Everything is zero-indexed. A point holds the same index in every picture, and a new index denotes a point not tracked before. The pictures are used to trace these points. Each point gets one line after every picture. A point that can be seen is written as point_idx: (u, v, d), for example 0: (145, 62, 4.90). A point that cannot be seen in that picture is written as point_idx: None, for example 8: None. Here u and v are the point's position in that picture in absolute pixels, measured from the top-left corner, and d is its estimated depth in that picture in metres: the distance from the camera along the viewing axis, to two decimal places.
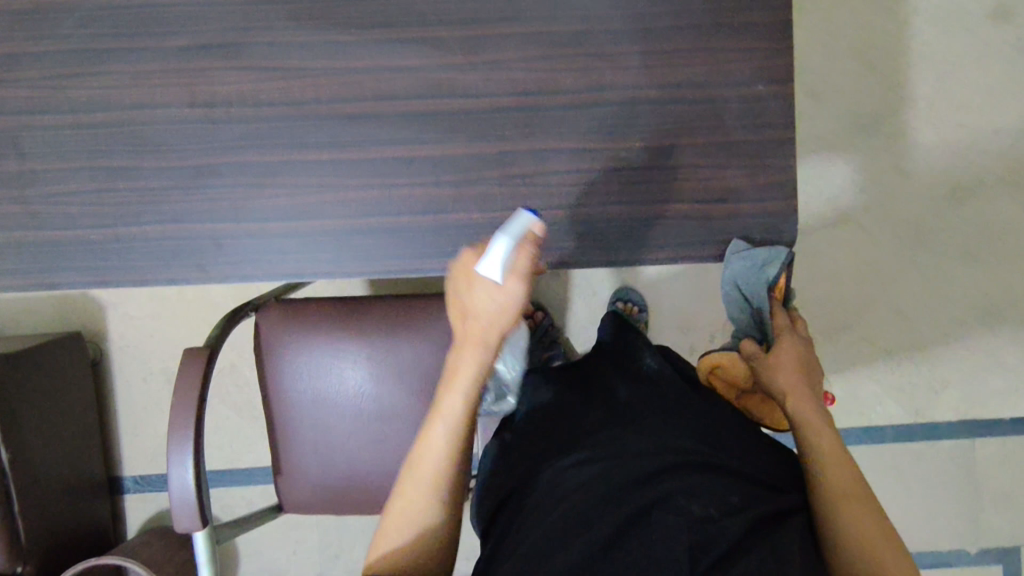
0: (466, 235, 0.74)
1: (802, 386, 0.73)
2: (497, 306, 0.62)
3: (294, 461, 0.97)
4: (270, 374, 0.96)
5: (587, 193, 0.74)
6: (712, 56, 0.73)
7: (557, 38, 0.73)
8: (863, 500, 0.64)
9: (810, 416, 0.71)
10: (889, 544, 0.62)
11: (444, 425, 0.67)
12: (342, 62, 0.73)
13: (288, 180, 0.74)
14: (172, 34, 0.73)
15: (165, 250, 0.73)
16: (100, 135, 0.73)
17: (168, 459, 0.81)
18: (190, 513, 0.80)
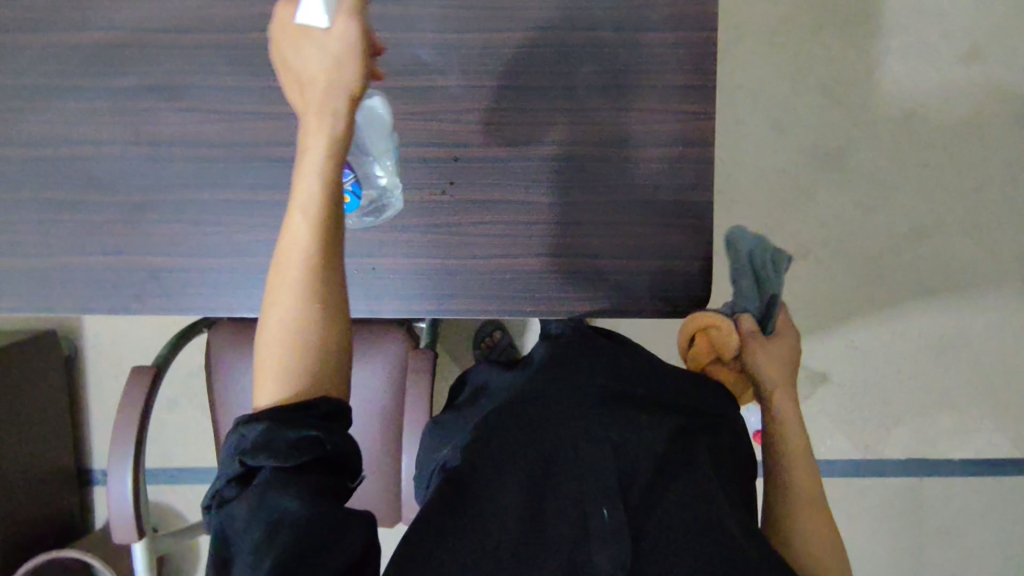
0: (389, 281, 0.77)
1: (788, 380, 0.75)
2: (333, 47, 0.59)
3: None
4: (215, 394, 1.01)
5: (510, 244, 0.77)
6: (633, 116, 0.76)
7: (484, 92, 0.76)
8: (813, 497, 0.69)
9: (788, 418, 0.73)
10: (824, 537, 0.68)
11: (304, 204, 0.57)
12: (278, 108, 0.76)
13: (223, 220, 0.77)
14: (119, 74, 0.76)
15: (105, 281, 0.77)
16: (47, 167, 0.77)
17: (108, 475, 0.87)
18: (127, 528, 0.88)
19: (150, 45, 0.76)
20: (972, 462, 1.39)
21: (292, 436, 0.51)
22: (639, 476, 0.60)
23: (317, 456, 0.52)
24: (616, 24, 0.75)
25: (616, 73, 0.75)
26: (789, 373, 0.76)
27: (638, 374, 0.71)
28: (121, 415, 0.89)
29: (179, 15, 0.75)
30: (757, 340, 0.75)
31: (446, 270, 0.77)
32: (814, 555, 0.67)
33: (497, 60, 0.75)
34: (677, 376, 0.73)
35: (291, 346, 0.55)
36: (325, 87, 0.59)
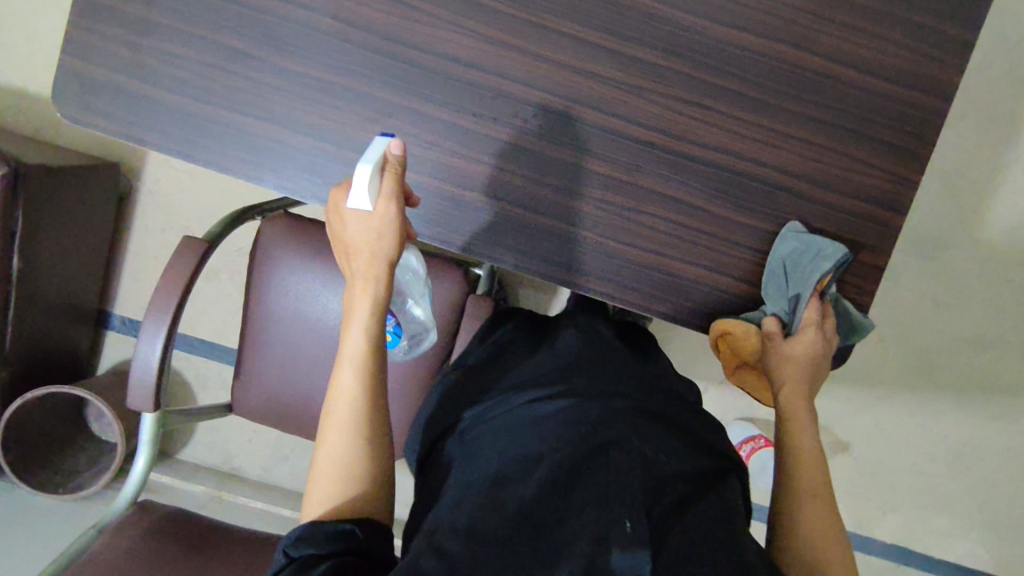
0: (445, 209, 0.74)
1: (805, 377, 0.70)
2: (374, 224, 0.66)
3: (256, 371, 1.00)
4: (253, 283, 0.97)
5: (671, 244, 0.75)
6: (837, 159, 0.73)
7: (706, 88, 0.72)
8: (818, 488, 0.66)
9: (793, 413, 0.70)
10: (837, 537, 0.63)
11: (350, 368, 0.66)
12: (493, 32, 0.71)
13: (397, 124, 0.73)
14: None
15: (256, 148, 0.73)
16: (231, 11, 0.71)
17: (138, 338, 0.82)
18: (144, 399, 0.84)
19: None
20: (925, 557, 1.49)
21: (329, 527, 0.60)
22: (666, 496, 0.58)
23: (350, 549, 0.59)
24: (856, 62, 0.72)
25: (838, 111, 0.73)
26: (800, 362, 0.70)
27: (665, 390, 0.74)
28: (165, 282, 0.83)
29: None
30: (775, 342, 0.71)
31: (606, 250, 0.75)
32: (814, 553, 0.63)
33: (730, 58, 0.72)
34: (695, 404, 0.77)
35: (343, 480, 0.64)
36: (369, 261, 0.67)
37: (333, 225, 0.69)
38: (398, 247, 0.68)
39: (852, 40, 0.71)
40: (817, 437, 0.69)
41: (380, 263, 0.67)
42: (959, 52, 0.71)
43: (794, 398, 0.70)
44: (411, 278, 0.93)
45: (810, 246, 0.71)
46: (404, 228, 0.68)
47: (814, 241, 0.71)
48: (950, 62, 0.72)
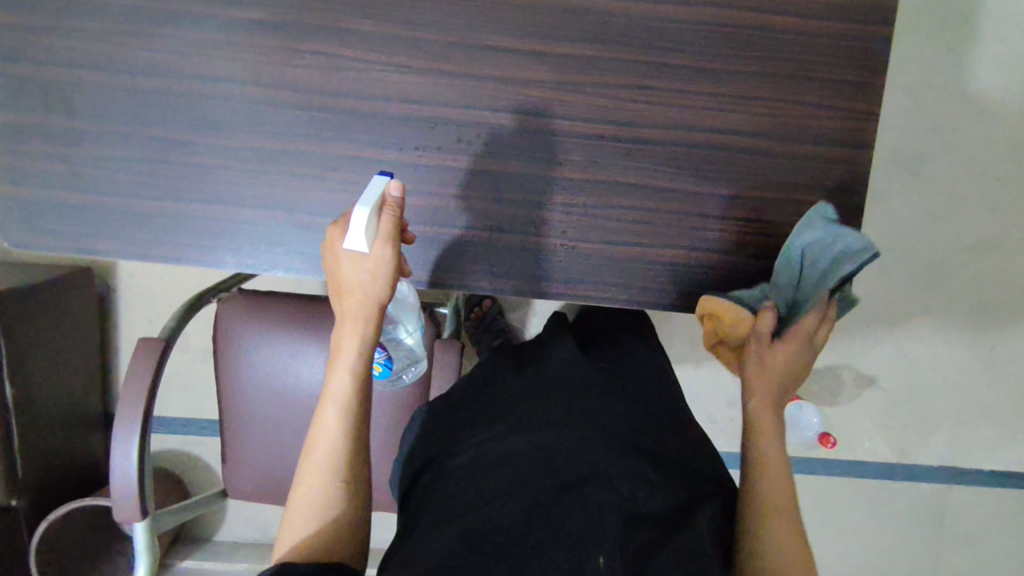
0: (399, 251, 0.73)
1: (780, 390, 0.68)
2: (365, 269, 0.64)
3: (241, 449, 0.98)
4: (220, 366, 0.97)
5: (644, 231, 0.73)
6: (794, 107, 0.71)
7: (646, 67, 0.70)
8: (776, 504, 0.66)
9: (761, 425, 0.68)
10: (797, 560, 0.64)
11: (335, 408, 0.66)
12: (419, 62, 0.70)
13: (342, 176, 0.71)
14: (242, 6, 0.69)
15: (210, 232, 0.72)
16: (154, 101, 0.70)
17: (111, 450, 0.81)
18: (130, 511, 0.82)
19: None
20: (1000, 476, 1.41)
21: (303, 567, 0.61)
22: (638, 534, 0.61)
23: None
24: (790, 5, 0.69)
25: (786, 59, 0.70)
26: (786, 376, 0.67)
27: (637, 407, 0.77)
28: (129, 388, 0.83)
29: None
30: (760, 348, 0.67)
31: (580, 253, 0.73)
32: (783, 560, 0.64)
33: (661, 33, 0.70)
34: (660, 407, 0.80)
35: (320, 523, 0.65)
36: (361, 302, 0.66)
37: (325, 259, 0.67)
38: (388, 291, 0.66)
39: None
40: (781, 452, 0.68)
41: (370, 308, 0.66)
42: None
43: (766, 407, 0.68)
44: (402, 308, 0.89)
45: (846, 250, 0.64)
46: (396, 272, 0.66)
47: (858, 243, 0.63)
48: None
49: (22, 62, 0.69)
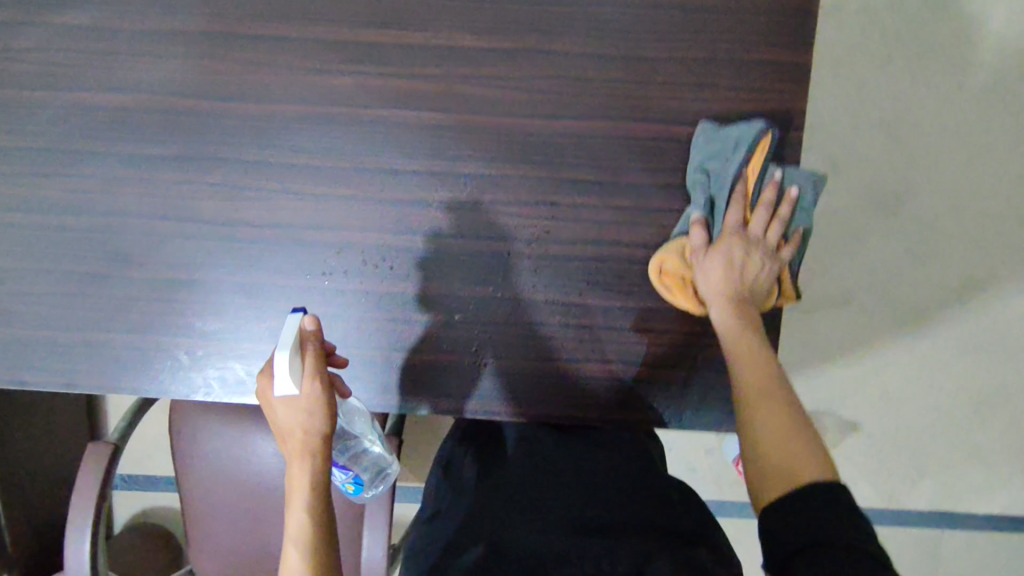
0: None
1: (734, 292, 0.64)
2: (301, 405, 0.63)
3: (203, 534, 1.01)
4: (178, 455, 0.99)
5: (556, 347, 0.71)
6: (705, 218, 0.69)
7: (550, 184, 0.69)
8: (789, 420, 0.57)
9: (737, 342, 0.62)
10: (814, 454, 0.54)
11: (295, 551, 0.61)
12: (323, 189, 0.70)
13: (254, 301, 0.72)
14: (145, 142, 0.70)
15: (133, 360, 0.73)
16: (72, 238, 0.72)
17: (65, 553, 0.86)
18: None
19: (183, 110, 0.69)
20: (996, 517, 1.36)
21: None
22: None
23: None
24: (693, 115, 0.67)
25: (694, 170, 0.68)
26: (740, 273, 0.64)
27: (612, 492, 0.71)
28: (79, 494, 0.86)
29: (218, 81, 0.68)
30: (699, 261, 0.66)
31: (493, 369, 0.71)
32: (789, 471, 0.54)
33: (563, 148, 0.68)
34: (650, 487, 0.72)
35: None
36: (304, 440, 0.63)
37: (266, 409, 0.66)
38: (331, 421, 0.64)
39: (688, 94, 0.67)
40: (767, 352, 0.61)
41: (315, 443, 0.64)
42: (794, 75, 0.67)
43: (734, 317, 0.63)
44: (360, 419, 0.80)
45: (741, 134, 0.65)
46: (334, 402, 0.64)
47: (745, 128, 0.65)
48: (790, 89, 0.67)
49: None
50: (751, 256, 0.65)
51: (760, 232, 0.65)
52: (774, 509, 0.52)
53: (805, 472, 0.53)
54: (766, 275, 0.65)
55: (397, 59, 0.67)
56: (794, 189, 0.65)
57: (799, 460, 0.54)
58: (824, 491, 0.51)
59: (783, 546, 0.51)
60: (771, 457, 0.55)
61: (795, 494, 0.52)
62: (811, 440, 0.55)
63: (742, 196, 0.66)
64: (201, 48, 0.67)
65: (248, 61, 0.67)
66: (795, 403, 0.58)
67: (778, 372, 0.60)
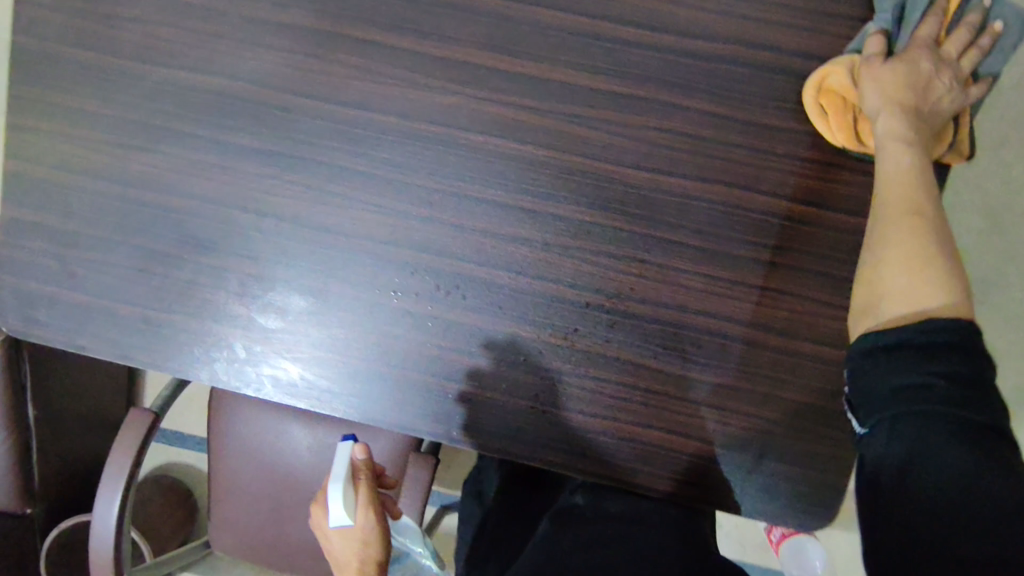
0: (367, 387, 0.70)
1: (905, 106, 0.58)
2: (355, 541, 0.64)
3: (225, 511, 1.01)
4: (212, 428, 1.00)
5: (621, 408, 0.66)
6: (798, 300, 0.65)
7: (641, 240, 0.65)
8: (935, 238, 0.51)
9: (898, 152, 0.57)
10: (961, 287, 0.49)
11: None
12: (406, 206, 0.67)
13: (321, 308, 0.70)
14: (237, 130, 0.68)
15: (187, 345, 0.71)
16: (145, 213, 0.70)
17: (93, 514, 0.86)
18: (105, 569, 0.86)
19: (278, 103, 0.67)
20: None
21: None
22: None
23: None
24: (802, 191, 0.65)
25: (793, 250, 0.65)
26: (921, 86, 0.59)
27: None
28: (114, 457, 0.87)
29: (319, 80, 0.67)
30: (875, 66, 0.60)
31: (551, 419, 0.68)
32: (924, 299, 0.49)
33: (661, 204, 0.65)
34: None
35: None
36: (360, 572, 0.64)
37: (324, 544, 0.68)
38: (385, 552, 0.65)
39: (793, 168, 0.65)
40: (928, 174, 0.56)
41: (371, 573, 0.65)
42: None
43: (902, 126, 0.58)
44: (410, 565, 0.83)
45: None
46: (387, 533, 0.65)
47: None
48: None
49: (24, 161, 0.70)
50: (938, 78, 0.59)
51: (953, 59, 0.60)
52: (905, 338, 0.48)
53: (934, 299, 0.49)
54: (948, 103, 0.59)
55: (504, 85, 0.66)
56: (999, 25, 0.60)
57: (929, 289, 0.49)
58: (975, 355, 0.46)
59: (926, 405, 0.45)
60: (897, 278, 0.51)
61: (941, 347, 0.46)
62: (947, 271, 0.50)
63: (943, 11, 0.61)
64: (307, 45, 0.67)
65: (353, 66, 0.67)
66: (945, 228, 0.52)
67: (931, 195, 0.54)
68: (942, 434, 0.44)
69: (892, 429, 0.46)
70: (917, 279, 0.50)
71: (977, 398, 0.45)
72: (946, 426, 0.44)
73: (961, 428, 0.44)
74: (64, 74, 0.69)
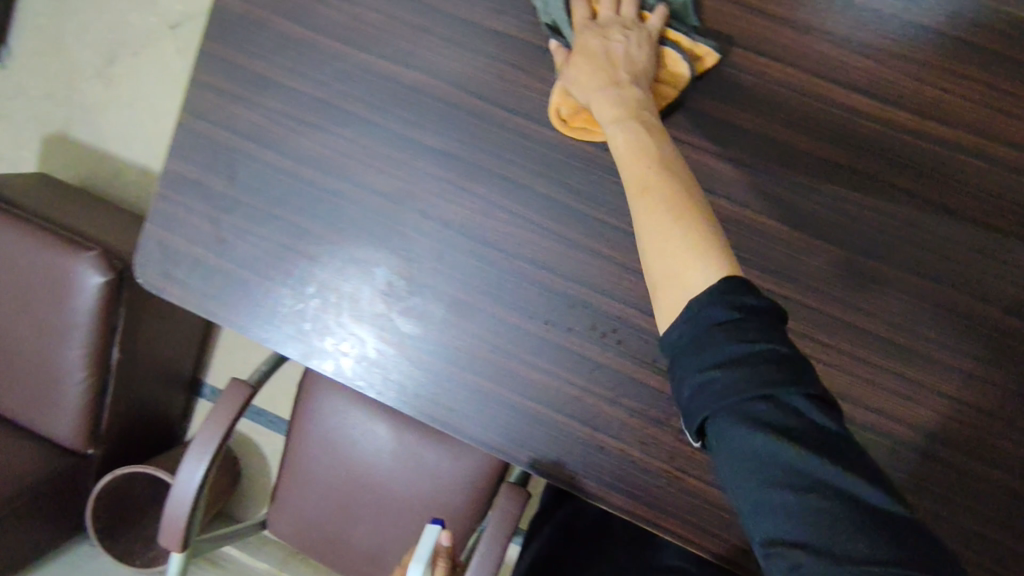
0: (499, 415, 0.68)
1: (604, 83, 0.58)
2: None
3: (292, 497, 0.99)
4: (298, 412, 0.98)
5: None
6: (960, 408, 0.63)
7: (817, 318, 0.63)
8: (662, 200, 0.49)
9: (625, 133, 0.55)
10: (681, 241, 0.47)
11: None
12: (577, 236, 0.65)
13: (465, 325, 0.67)
14: (420, 126, 0.66)
15: (319, 337, 0.69)
16: (308, 194, 0.68)
17: (173, 483, 0.83)
18: (173, 538, 0.84)
19: (471, 110, 0.65)
20: None
21: None
22: None
23: None
24: (998, 302, 0.62)
25: (973, 358, 0.62)
26: (606, 59, 0.59)
27: None
28: (205, 428, 0.84)
29: (519, 93, 0.64)
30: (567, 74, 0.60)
31: (683, 485, 0.66)
32: (677, 286, 0.47)
33: (847, 288, 0.63)
34: None
35: None
36: None
37: None
38: None
39: (993, 273, 0.62)
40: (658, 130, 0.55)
41: None
42: None
43: (617, 103, 0.57)
44: None
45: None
46: None
47: None
48: None
49: (201, 119, 0.69)
50: (611, 42, 0.59)
51: (612, 16, 0.60)
52: (676, 348, 0.46)
53: (690, 280, 0.46)
54: (637, 50, 0.59)
55: (708, 133, 0.63)
56: None
57: (682, 275, 0.47)
58: (755, 322, 0.43)
59: (717, 404, 0.42)
60: (662, 271, 0.48)
61: (714, 331, 0.43)
62: (681, 229, 0.48)
63: None
64: (515, 55, 0.64)
65: (556, 84, 0.64)
66: (673, 173, 0.51)
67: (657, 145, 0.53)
68: (742, 430, 0.41)
69: (719, 440, 0.43)
70: (660, 269, 0.48)
71: (764, 377, 0.41)
72: (736, 418, 0.41)
73: (750, 414, 0.41)
74: (260, 40, 0.68)
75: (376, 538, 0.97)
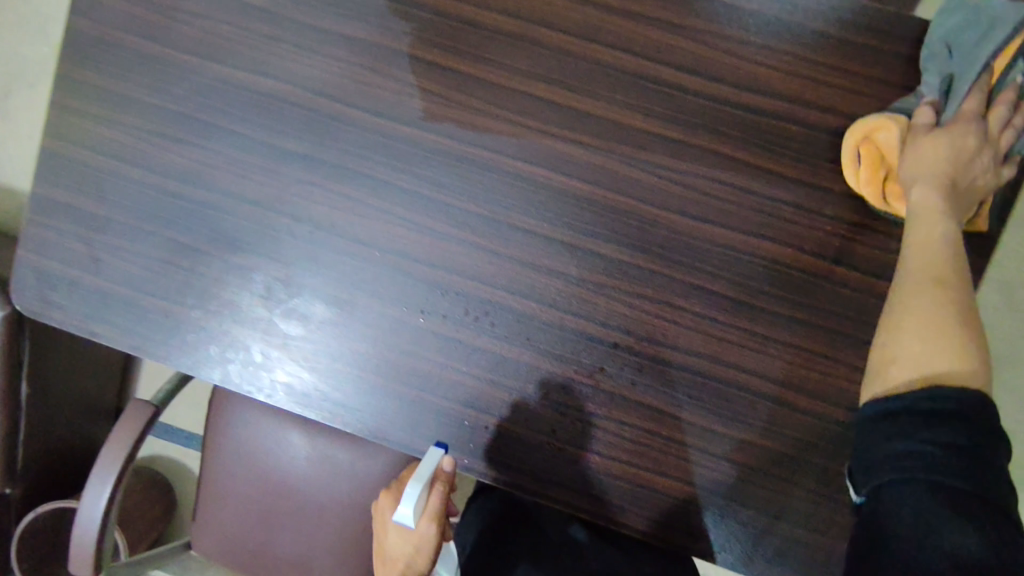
0: (385, 406, 0.69)
1: (946, 178, 0.57)
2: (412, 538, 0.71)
3: (213, 513, 0.98)
4: (213, 427, 0.98)
5: (627, 450, 0.66)
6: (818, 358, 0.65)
7: (674, 284, 0.66)
8: (956, 305, 0.49)
9: (935, 227, 0.54)
10: (967, 349, 0.47)
11: None
12: (444, 226, 0.67)
13: (345, 320, 0.69)
14: (281, 132, 0.68)
15: (203, 345, 0.70)
16: (179, 207, 0.69)
17: (80, 506, 0.82)
18: (83, 562, 0.82)
19: (330, 113, 0.67)
20: None
21: None
22: None
23: None
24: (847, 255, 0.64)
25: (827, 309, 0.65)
26: (965, 159, 0.57)
27: None
28: (109, 448, 0.84)
29: (374, 95, 0.67)
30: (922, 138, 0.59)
31: (565, 456, 0.67)
32: (924, 372, 0.48)
33: (702, 253, 0.65)
34: None
35: None
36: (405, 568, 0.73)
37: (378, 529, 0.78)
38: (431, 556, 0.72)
39: (837, 227, 0.65)
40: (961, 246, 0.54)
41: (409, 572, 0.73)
42: None
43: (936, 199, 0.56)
44: None
45: None
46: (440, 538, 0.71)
47: None
48: None
49: (67, 142, 0.70)
50: (980, 154, 0.58)
51: (995, 132, 0.59)
52: (900, 408, 0.47)
53: (952, 373, 0.47)
54: (986, 177, 0.58)
55: (558, 120, 0.66)
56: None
57: (937, 361, 0.47)
58: (978, 427, 0.44)
59: (922, 473, 0.44)
60: (909, 354, 0.49)
61: (951, 420, 0.44)
62: (964, 339, 0.48)
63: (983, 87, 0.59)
64: (367, 59, 0.67)
65: (408, 83, 0.67)
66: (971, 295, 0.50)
67: (966, 270, 0.52)
68: (932, 502, 0.43)
69: (896, 500, 0.45)
70: (920, 351, 0.48)
71: (981, 474, 0.43)
72: (946, 501, 0.43)
73: (949, 498, 0.43)
74: (118, 60, 0.69)
75: (298, 547, 0.97)
